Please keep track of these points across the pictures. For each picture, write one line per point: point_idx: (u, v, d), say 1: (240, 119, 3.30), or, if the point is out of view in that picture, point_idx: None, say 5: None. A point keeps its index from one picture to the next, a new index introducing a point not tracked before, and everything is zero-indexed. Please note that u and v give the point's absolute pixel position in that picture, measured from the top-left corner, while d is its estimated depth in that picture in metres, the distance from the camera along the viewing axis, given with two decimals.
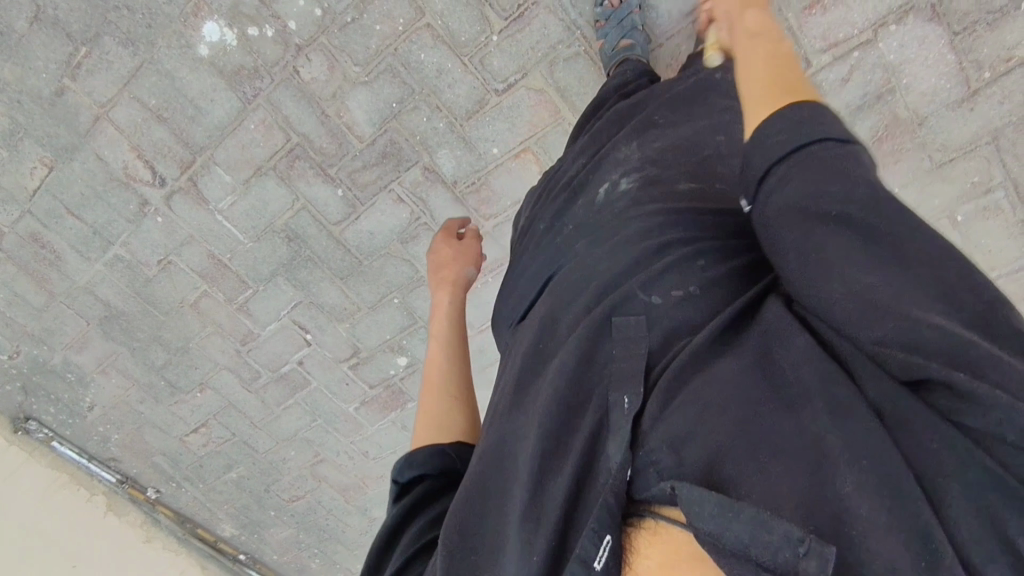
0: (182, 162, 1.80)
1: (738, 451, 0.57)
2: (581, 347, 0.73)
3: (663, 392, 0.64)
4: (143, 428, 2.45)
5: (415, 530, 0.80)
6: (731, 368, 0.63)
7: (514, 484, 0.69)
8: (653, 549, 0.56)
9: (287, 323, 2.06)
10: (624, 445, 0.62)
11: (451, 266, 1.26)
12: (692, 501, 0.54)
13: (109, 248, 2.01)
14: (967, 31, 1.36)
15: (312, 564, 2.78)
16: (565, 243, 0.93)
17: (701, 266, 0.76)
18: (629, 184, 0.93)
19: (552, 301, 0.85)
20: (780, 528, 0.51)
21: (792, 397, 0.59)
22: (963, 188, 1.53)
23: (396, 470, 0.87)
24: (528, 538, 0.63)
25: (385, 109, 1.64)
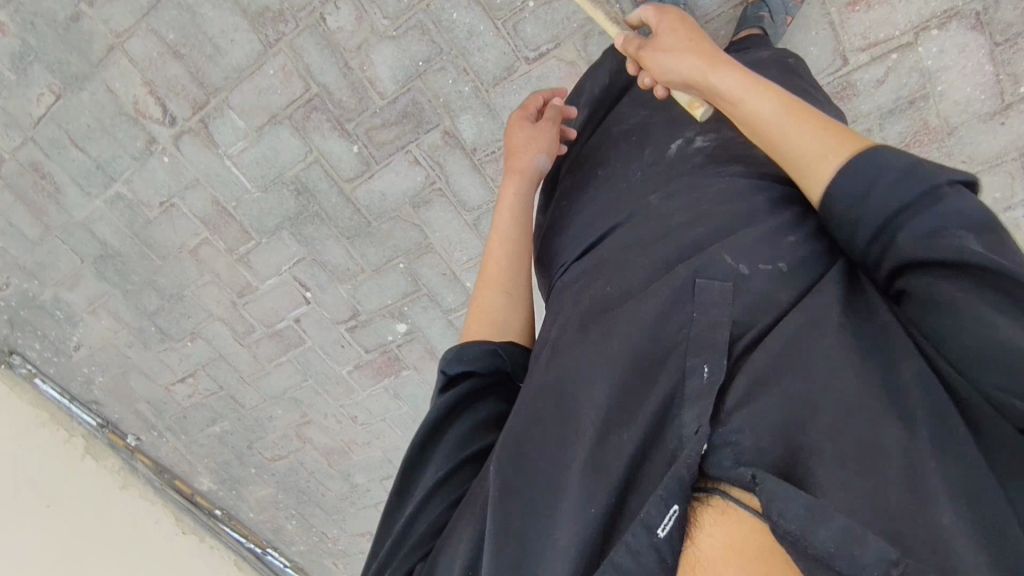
0: (195, 102, 1.76)
1: (833, 440, 0.56)
2: (662, 307, 0.70)
3: (751, 372, 0.62)
4: (128, 372, 2.43)
5: (460, 433, 0.83)
6: (834, 351, 0.61)
7: (575, 427, 0.68)
8: (721, 528, 0.55)
9: (287, 278, 2.02)
10: (706, 414, 0.61)
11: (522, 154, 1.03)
12: (774, 497, 0.53)
13: (110, 184, 1.97)
14: (1008, 43, 1.34)
15: (287, 526, 2.74)
16: (632, 189, 0.91)
17: (788, 241, 0.74)
18: (704, 144, 0.91)
19: (622, 252, 0.82)
20: (872, 544, 0.49)
21: (898, 407, 0.58)
22: (984, 202, 1.52)
23: (445, 362, 0.85)
24: (589, 489, 0.63)
25: (411, 67, 1.61)
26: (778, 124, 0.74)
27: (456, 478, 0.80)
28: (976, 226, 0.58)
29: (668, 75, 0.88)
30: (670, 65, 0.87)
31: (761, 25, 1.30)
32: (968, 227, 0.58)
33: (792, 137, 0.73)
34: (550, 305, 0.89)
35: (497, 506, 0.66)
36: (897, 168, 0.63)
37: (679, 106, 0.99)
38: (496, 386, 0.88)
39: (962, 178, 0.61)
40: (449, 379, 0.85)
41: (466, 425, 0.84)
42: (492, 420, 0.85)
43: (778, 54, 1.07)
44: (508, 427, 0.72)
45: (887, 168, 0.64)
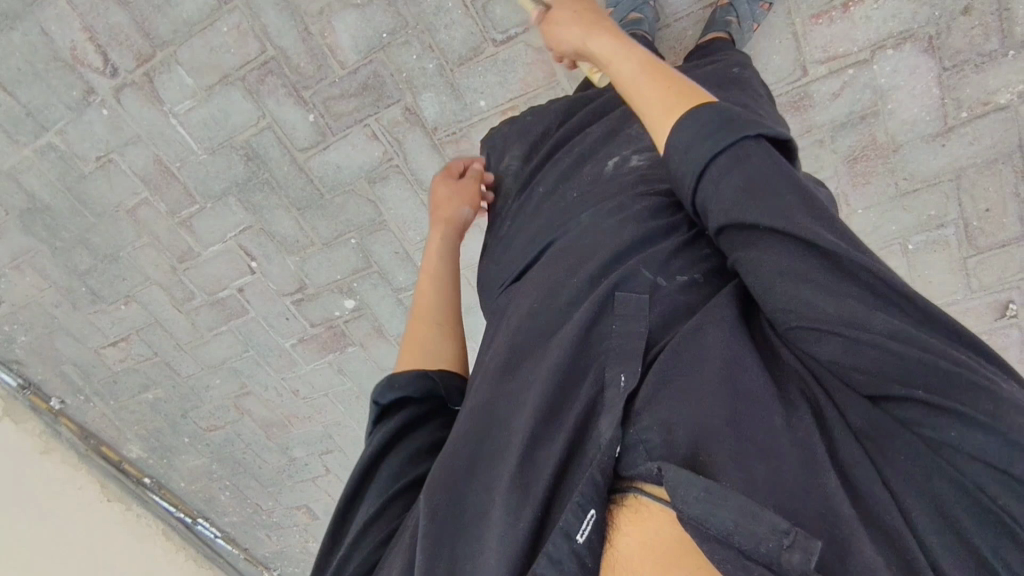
0: (141, 54, 1.67)
1: (728, 430, 0.56)
2: (589, 327, 0.69)
3: (656, 374, 0.61)
4: (55, 333, 2.31)
5: (395, 462, 0.81)
6: (731, 351, 0.62)
7: (502, 447, 0.67)
8: (636, 526, 0.54)
9: (231, 246, 1.95)
10: (614, 420, 0.60)
11: (447, 207, 1.10)
12: (678, 485, 0.52)
13: (42, 134, 1.84)
14: (955, 69, 1.39)
15: (221, 497, 2.69)
16: (569, 208, 0.89)
17: (700, 254, 0.74)
18: (639, 163, 0.88)
19: (554, 267, 0.81)
20: (766, 518, 0.50)
21: (787, 401, 0.59)
22: (920, 219, 1.60)
23: (377, 392, 0.87)
24: (513, 506, 0.60)
25: (374, 38, 1.56)
26: (635, 83, 0.79)
27: (390, 510, 0.77)
28: (793, 188, 0.60)
29: (563, 46, 0.96)
30: (561, 37, 0.96)
31: (728, 29, 1.31)
32: (799, 190, 0.60)
33: (635, 94, 0.78)
34: (488, 330, 0.88)
35: (422, 533, 0.64)
36: (721, 115, 0.65)
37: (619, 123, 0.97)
38: (433, 415, 0.87)
39: (768, 132, 0.64)
40: (383, 411, 0.86)
41: (404, 452, 0.82)
42: (428, 450, 0.83)
43: (722, 65, 1.06)
44: (439, 458, 0.71)
45: (715, 116, 0.66)
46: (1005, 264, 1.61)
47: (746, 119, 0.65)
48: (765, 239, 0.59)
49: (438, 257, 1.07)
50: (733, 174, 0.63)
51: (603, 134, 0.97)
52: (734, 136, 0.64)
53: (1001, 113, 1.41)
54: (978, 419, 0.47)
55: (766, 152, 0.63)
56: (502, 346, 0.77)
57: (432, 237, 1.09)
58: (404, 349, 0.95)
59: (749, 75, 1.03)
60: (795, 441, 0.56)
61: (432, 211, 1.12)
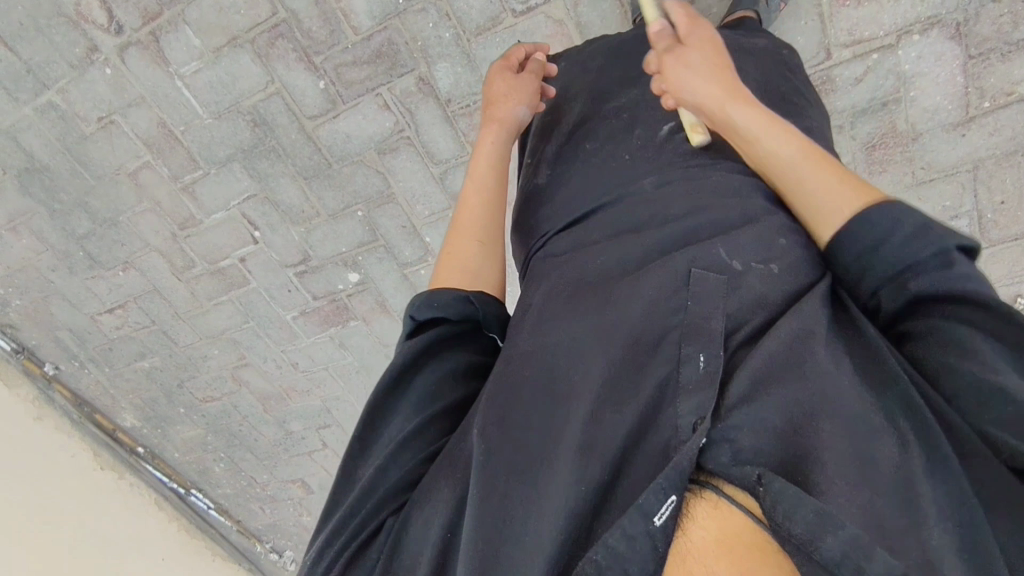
0: (147, 11, 1.63)
1: (840, 453, 0.55)
2: (660, 294, 0.69)
3: (751, 370, 0.61)
4: (51, 298, 2.27)
5: (427, 385, 0.79)
6: (836, 368, 0.61)
7: (564, 400, 0.67)
8: (714, 520, 0.55)
9: (234, 215, 1.91)
10: (708, 406, 0.60)
11: (501, 105, 1.01)
12: (789, 503, 0.53)
13: (42, 91, 1.79)
14: (981, 57, 1.37)
15: (214, 468, 2.67)
16: (622, 171, 0.88)
17: (775, 243, 0.72)
18: (698, 132, 0.88)
19: (612, 231, 0.82)
20: (880, 556, 0.49)
21: (896, 428, 0.57)
22: (935, 209, 1.58)
23: (413, 306, 0.83)
24: (578, 468, 0.61)
25: (390, 4, 1.52)
26: (795, 165, 0.73)
27: (426, 433, 0.76)
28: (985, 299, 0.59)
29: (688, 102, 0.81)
30: (688, 83, 0.79)
31: (756, 8, 1.29)
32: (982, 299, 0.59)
33: (804, 186, 0.73)
34: (525, 284, 0.87)
35: (480, 468, 0.65)
36: (907, 223, 0.64)
37: None
38: (467, 337, 0.85)
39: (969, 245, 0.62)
40: (416, 326, 0.83)
41: (442, 371, 0.80)
42: (463, 373, 0.81)
43: (773, 45, 1.04)
44: (489, 392, 0.71)
45: (899, 218, 0.64)
46: (1017, 258, 1.60)
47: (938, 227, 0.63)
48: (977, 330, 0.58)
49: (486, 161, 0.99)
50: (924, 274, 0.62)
51: (657, 102, 0.96)
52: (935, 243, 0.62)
53: None
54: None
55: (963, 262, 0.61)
56: (560, 301, 0.76)
57: (485, 137, 1.00)
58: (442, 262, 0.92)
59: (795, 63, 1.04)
60: (900, 468, 0.54)
61: (486, 108, 1.02)
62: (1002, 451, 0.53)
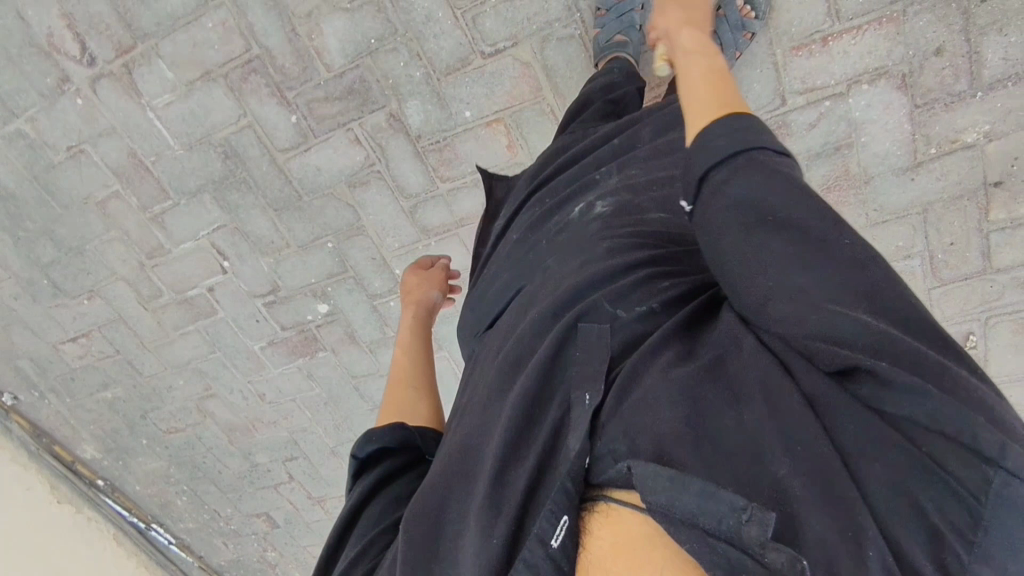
0: (121, 45, 1.64)
1: (686, 431, 0.57)
2: (553, 354, 0.71)
3: (618, 393, 0.63)
4: (13, 326, 2.23)
5: (377, 511, 0.79)
6: (675, 366, 0.63)
7: (478, 475, 0.69)
8: (608, 529, 0.54)
9: (203, 245, 1.91)
10: (583, 434, 0.61)
11: (417, 291, 1.24)
12: (644, 480, 0.54)
13: (11, 120, 1.79)
14: (926, 106, 1.44)
15: (177, 502, 2.61)
16: (538, 259, 0.91)
17: (657, 287, 0.73)
18: (603, 208, 0.89)
19: (525, 308, 0.85)
20: (726, 499, 0.51)
21: (740, 393, 0.59)
22: (888, 249, 1.64)
23: (355, 445, 0.86)
24: (485, 527, 0.62)
25: (362, 43, 1.55)
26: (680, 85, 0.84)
27: (371, 548, 0.74)
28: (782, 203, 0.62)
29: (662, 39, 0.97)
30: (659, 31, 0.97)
31: None
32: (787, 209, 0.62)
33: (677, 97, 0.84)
34: (465, 377, 0.90)
35: (406, 560, 0.66)
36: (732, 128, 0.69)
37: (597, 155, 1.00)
38: (414, 465, 0.87)
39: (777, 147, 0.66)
40: (361, 465, 0.85)
41: (392, 494, 0.81)
42: (411, 496, 0.81)
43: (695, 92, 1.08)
44: (422, 492, 0.73)
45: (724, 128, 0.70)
46: (967, 297, 1.67)
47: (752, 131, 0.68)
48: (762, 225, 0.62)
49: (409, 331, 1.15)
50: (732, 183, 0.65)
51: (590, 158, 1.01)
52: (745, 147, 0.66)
53: (967, 151, 1.47)
54: (932, 391, 0.49)
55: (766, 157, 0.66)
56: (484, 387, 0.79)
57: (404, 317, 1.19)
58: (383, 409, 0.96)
59: None
60: (746, 423, 0.57)
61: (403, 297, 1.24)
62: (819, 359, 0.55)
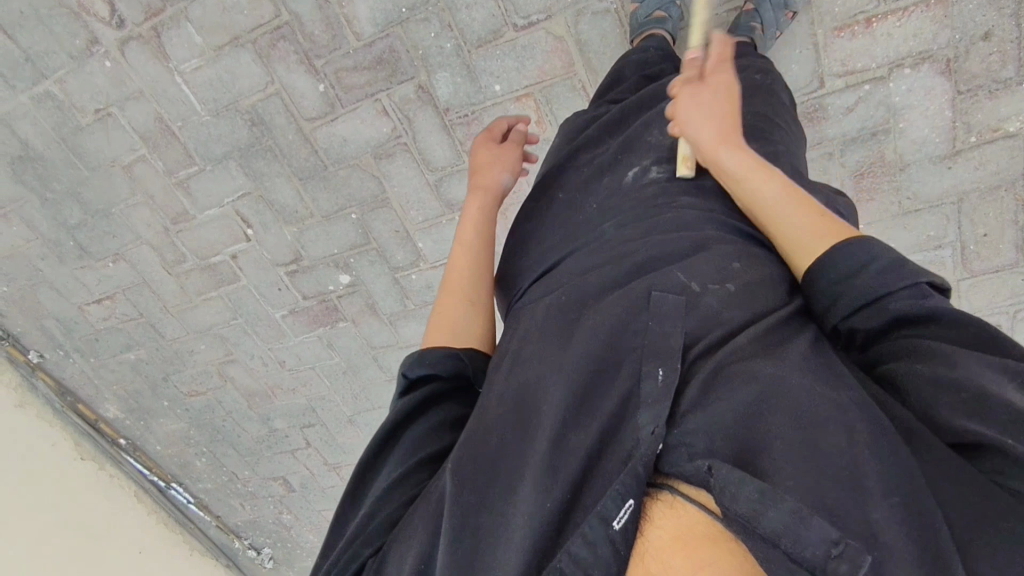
0: (149, 7, 1.63)
1: (780, 442, 0.56)
2: (622, 322, 0.71)
3: (704, 377, 0.62)
4: (39, 286, 2.26)
5: (417, 438, 0.79)
6: (775, 364, 0.62)
7: (533, 427, 0.68)
8: (670, 521, 0.55)
9: (228, 212, 1.92)
10: (662, 416, 0.61)
11: (486, 173, 1.07)
12: (728, 489, 0.54)
13: (40, 80, 1.79)
14: (970, 93, 1.40)
15: (195, 463, 2.67)
16: (591, 221, 0.90)
17: (729, 265, 0.75)
18: (657, 175, 0.91)
19: (577, 271, 0.84)
20: (816, 526, 0.51)
21: (840, 406, 0.58)
22: (919, 239, 1.62)
23: (407, 365, 0.84)
24: (543, 484, 0.63)
25: (392, 13, 1.53)
26: (776, 205, 0.76)
27: (412, 478, 0.76)
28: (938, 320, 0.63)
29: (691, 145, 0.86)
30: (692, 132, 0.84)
31: (751, 36, 1.31)
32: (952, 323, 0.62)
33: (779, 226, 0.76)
34: (507, 326, 0.88)
35: (452, 508, 0.66)
36: (876, 261, 0.67)
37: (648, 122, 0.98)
38: (460, 393, 0.85)
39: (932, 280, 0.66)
40: (410, 383, 0.84)
41: (434, 419, 0.81)
42: (452, 423, 0.81)
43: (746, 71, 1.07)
44: (467, 433, 0.71)
45: (865, 260, 0.68)
46: (996, 289, 1.65)
47: (904, 266, 0.66)
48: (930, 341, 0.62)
49: (475, 222, 1.01)
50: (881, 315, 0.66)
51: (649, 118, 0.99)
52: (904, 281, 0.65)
53: (1009, 141, 1.44)
54: None
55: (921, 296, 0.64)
56: (536, 335, 0.77)
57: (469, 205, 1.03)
58: (432, 321, 0.92)
59: (774, 85, 1.05)
60: (848, 444, 0.55)
61: (471, 176, 1.08)
62: (951, 433, 0.56)
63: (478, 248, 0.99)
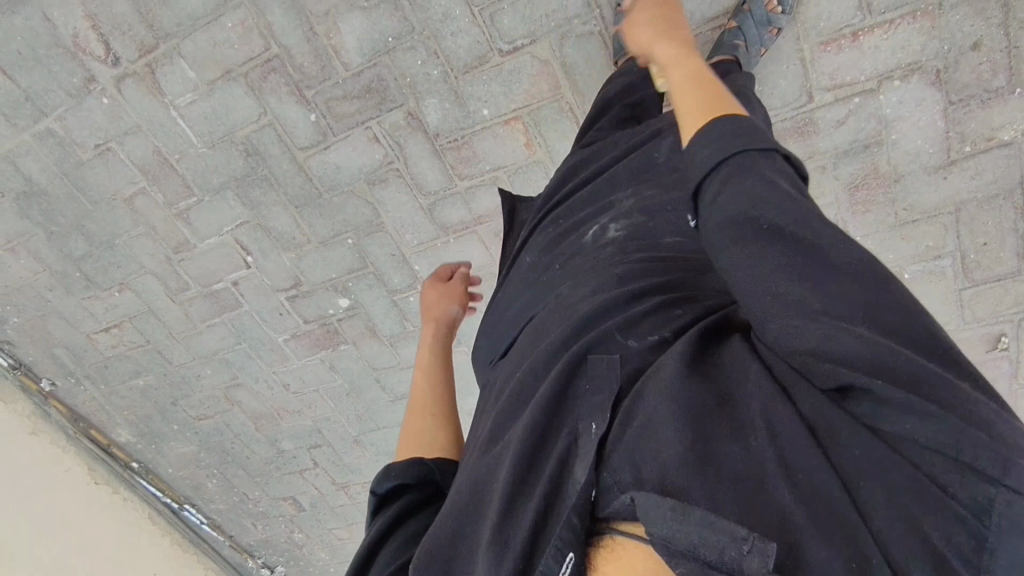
0: (144, 45, 1.65)
1: (686, 452, 0.56)
2: (558, 384, 0.70)
3: (623, 418, 0.62)
4: (47, 317, 2.30)
5: (393, 550, 0.78)
6: (676, 380, 0.62)
7: (487, 509, 0.68)
8: (612, 566, 0.54)
9: (227, 240, 1.94)
10: (588, 462, 0.60)
11: (436, 307, 1.23)
12: (648, 510, 0.52)
13: (40, 119, 1.82)
14: (961, 103, 1.38)
15: (207, 484, 2.69)
16: (553, 283, 0.92)
17: (673, 314, 0.74)
18: (617, 233, 0.91)
19: (534, 334, 0.85)
20: (726, 526, 0.50)
21: (741, 420, 0.58)
22: (917, 249, 1.60)
23: (375, 481, 0.86)
24: (494, 561, 0.61)
25: (379, 42, 1.54)
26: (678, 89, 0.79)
27: None
28: (784, 204, 0.60)
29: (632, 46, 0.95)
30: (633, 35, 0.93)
31: (735, 53, 1.30)
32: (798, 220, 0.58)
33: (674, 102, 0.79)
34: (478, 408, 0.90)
35: None
36: (735, 128, 0.66)
37: (607, 179, 1.00)
38: (431, 499, 0.87)
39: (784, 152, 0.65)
40: (381, 500, 0.85)
41: (409, 526, 0.81)
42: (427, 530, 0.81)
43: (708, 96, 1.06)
44: (433, 536, 0.71)
45: (729, 127, 0.67)
46: (998, 297, 1.62)
47: (759, 133, 0.66)
48: (781, 244, 0.59)
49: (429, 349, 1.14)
50: (728, 188, 0.63)
51: (611, 172, 1.00)
52: (748, 147, 0.64)
53: (1004, 149, 1.41)
54: (934, 410, 0.47)
55: (774, 164, 0.63)
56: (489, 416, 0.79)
57: (423, 333, 1.18)
58: (402, 441, 0.97)
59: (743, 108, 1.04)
60: (753, 451, 0.55)
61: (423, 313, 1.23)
62: (825, 377, 0.54)
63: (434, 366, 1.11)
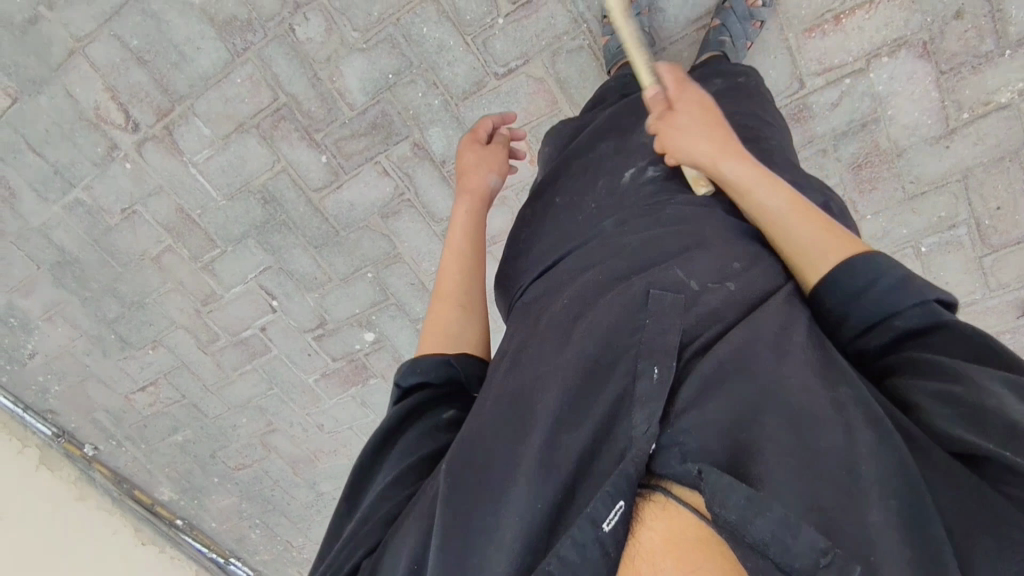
0: (160, 109, 1.75)
1: (786, 449, 0.59)
2: (619, 322, 0.72)
3: (702, 378, 0.64)
4: (87, 381, 2.38)
5: (410, 440, 0.84)
6: (774, 365, 0.65)
7: (529, 424, 0.70)
8: (662, 522, 0.57)
9: (252, 287, 2.00)
10: (657, 415, 0.63)
11: (474, 174, 1.17)
12: (721, 490, 0.56)
13: (69, 190, 1.92)
14: (953, 71, 1.41)
15: (251, 535, 2.71)
16: (589, 221, 0.95)
17: (731, 266, 0.78)
18: (655, 174, 0.95)
19: (579, 271, 0.87)
20: (806, 535, 0.53)
21: (839, 418, 0.61)
22: (930, 221, 1.59)
23: (400, 374, 0.89)
24: (535, 476, 0.65)
25: (380, 80, 1.61)
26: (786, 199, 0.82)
27: (406, 480, 0.80)
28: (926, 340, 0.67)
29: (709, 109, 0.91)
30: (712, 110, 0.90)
31: (721, 49, 1.34)
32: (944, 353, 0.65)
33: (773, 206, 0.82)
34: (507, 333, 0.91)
35: (444, 506, 0.68)
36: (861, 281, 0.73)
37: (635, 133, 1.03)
38: (452, 396, 0.90)
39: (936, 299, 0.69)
40: (405, 391, 0.88)
41: (427, 424, 0.85)
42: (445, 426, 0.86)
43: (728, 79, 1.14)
44: (461, 439, 0.74)
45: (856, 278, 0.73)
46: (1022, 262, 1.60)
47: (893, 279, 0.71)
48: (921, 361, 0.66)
49: (464, 223, 1.11)
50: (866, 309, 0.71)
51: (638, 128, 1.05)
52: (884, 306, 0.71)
53: (1002, 112, 1.43)
54: None
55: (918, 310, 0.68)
56: (536, 343, 0.80)
57: (460, 206, 1.13)
58: (426, 328, 0.99)
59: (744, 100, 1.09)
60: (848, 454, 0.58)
61: (459, 178, 1.17)
62: (948, 439, 0.59)
63: (467, 251, 1.08)
